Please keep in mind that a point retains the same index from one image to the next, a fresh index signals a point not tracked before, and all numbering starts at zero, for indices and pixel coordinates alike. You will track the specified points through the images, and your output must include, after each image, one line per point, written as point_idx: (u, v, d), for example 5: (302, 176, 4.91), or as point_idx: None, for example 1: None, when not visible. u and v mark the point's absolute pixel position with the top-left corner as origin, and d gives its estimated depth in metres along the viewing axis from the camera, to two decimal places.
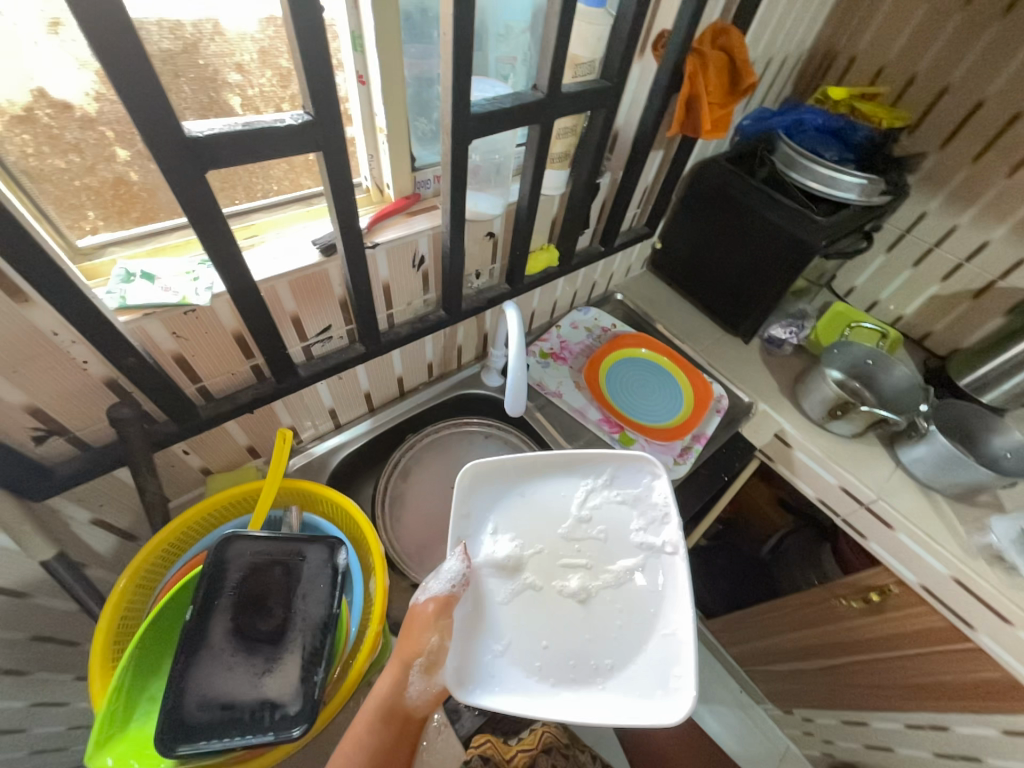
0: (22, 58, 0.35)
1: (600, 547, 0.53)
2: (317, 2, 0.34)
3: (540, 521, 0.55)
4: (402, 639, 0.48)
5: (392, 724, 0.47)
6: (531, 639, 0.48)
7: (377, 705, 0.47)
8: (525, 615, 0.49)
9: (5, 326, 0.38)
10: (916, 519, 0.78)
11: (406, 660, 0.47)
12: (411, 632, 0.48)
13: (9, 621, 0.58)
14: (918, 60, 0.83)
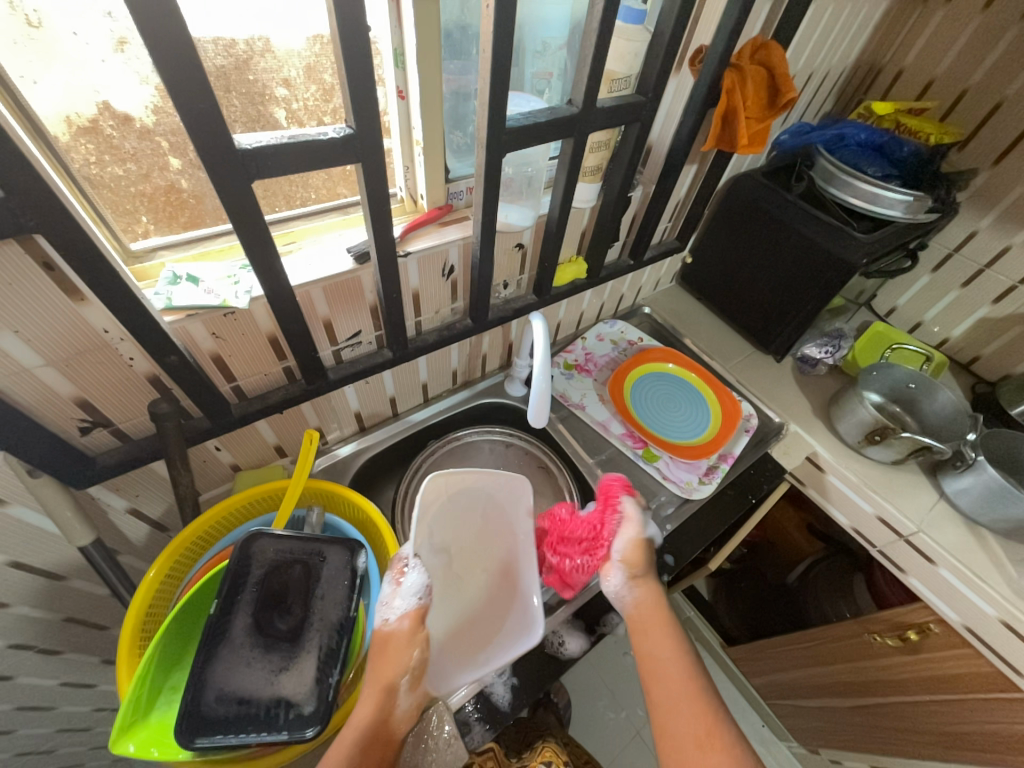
0: (91, 74, 0.38)
1: (497, 542, 0.63)
2: (364, 21, 0.35)
3: (459, 530, 0.61)
4: (379, 662, 0.48)
5: (373, 756, 0.43)
6: (453, 622, 0.58)
7: (355, 740, 0.43)
8: (445, 607, 0.58)
9: (61, 322, 0.40)
10: (961, 555, 0.73)
11: (390, 683, 0.47)
12: (389, 652, 0.48)
13: (47, 602, 0.61)
14: (970, 74, 0.80)
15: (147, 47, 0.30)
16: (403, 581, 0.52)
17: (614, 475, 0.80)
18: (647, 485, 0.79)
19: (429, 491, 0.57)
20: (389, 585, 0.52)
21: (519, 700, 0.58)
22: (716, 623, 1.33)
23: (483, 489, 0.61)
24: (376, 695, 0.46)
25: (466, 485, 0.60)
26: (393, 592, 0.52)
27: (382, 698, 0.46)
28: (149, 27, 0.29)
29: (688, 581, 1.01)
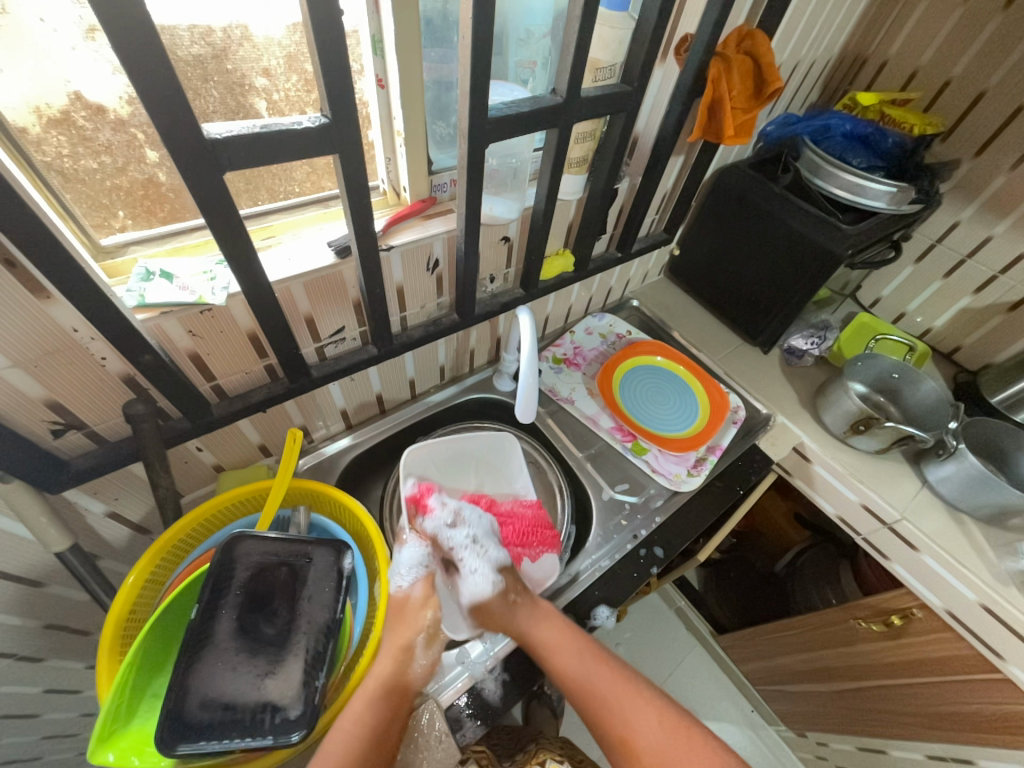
0: (60, 63, 0.36)
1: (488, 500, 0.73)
2: (337, 5, 0.34)
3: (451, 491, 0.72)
4: (396, 626, 0.54)
5: (391, 703, 0.49)
6: None
7: (376, 686, 0.49)
8: None
9: (26, 321, 0.38)
10: (942, 542, 0.75)
11: (405, 643, 0.53)
12: (403, 618, 0.55)
13: (24, 609, 0.59)
14: (953, 65, 0.81)
15: (106, 31, 0.28)
16: (403, 553, 0.60)
17: (603, 468, 0.80)
18: (637, 479, 0.79)
19: (410, 459, 0.68)
20: (394, 561, 0.60)
21: (510, 696, 0.58)
22: (706, 612, 1.35)
23: (465, 453, 0.73)
24: (393, 654, 0.52)
25: (445, 448, 0.71)
26: (400, 562, 0.60)
27: (398, 657, 0.52)
28: (108, 11, 0.27)
29: (677, 572, 1.01)
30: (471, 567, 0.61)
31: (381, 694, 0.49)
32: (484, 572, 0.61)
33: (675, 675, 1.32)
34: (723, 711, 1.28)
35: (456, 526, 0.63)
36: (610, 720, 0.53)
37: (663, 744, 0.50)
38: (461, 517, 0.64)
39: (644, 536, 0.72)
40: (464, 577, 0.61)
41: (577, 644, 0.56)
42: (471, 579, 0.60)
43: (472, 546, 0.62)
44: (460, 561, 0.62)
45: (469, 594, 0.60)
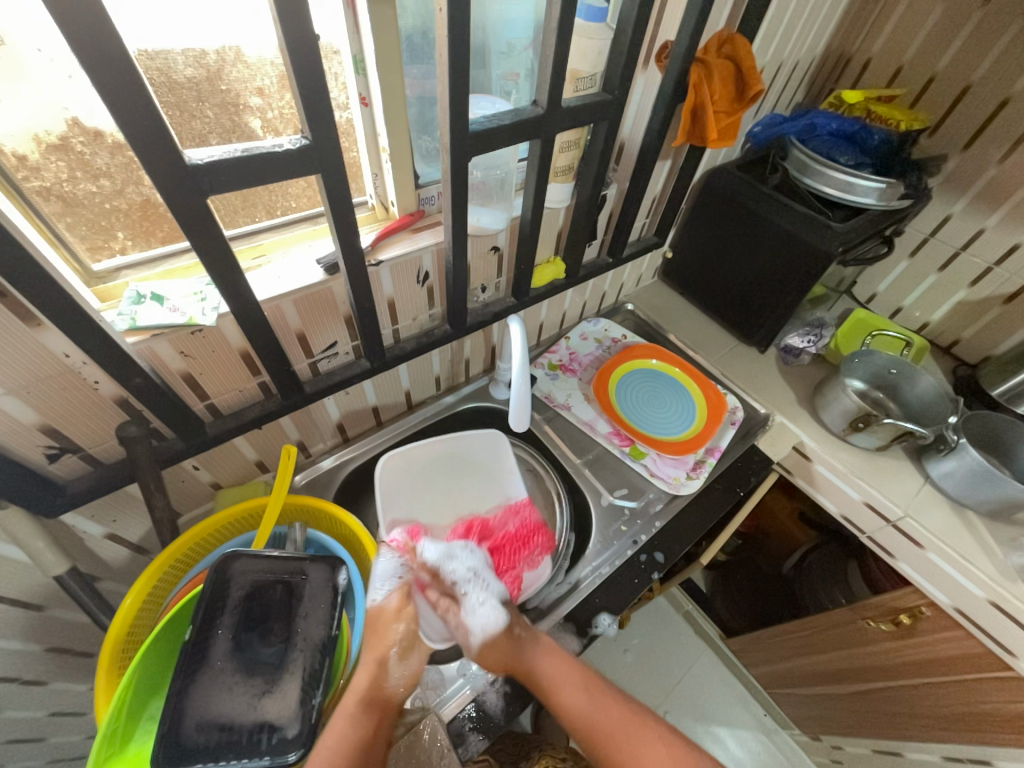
0: (56, 91, 0.37)
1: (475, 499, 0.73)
2: (314, 28, 0.34)
3: (442, 496, 0.72)
4: (372, 639, 0.51)
5: (371, 716, 0.46)
6: None
7: (354, 700, 0.47)
8: None
9: (18, 348, 0.39)
10: (946, 538, 0.74)
11: (381, 656, 0.49)
12: (379, 630, 0.51)
13: (26, 633, 0.59)
14: (937, 60, 0.81)
15: (86, 63, 0.29)
16: (383, 567, 0.55)
17: (602, 474, 0.80)
18: (635, 483, 0.78)
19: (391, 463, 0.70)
20: (374, 572, 0.55)
21: (512, 707, 0.56)
22: (715, 615, 1.34)
23: (457, 457, 0.74)
24: (370, 667, 0.48)
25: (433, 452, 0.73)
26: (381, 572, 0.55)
27: (376, 671, 0.48)
28: (88, 45, 0.28)
29: (682, 576, 1.00)
30: (474, 603, 0.53)
31: (359, 706, 0.46)
32: (493, 602, 0.53)
33: (686, 681, 1.31)
34: (736, 717, 1.26)
35: (454, 559, 0.56)
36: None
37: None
38: (452, 551, 0.57)
39: (644, 541, 0.72)
40: (470, 614, 0.52)
41: (589, 682, 0.53)
42: (475, 611, 0.52)
43: (473, 579, 0.55)
44: (463, 597, 0.53)
45: (479, 630, 0.51)
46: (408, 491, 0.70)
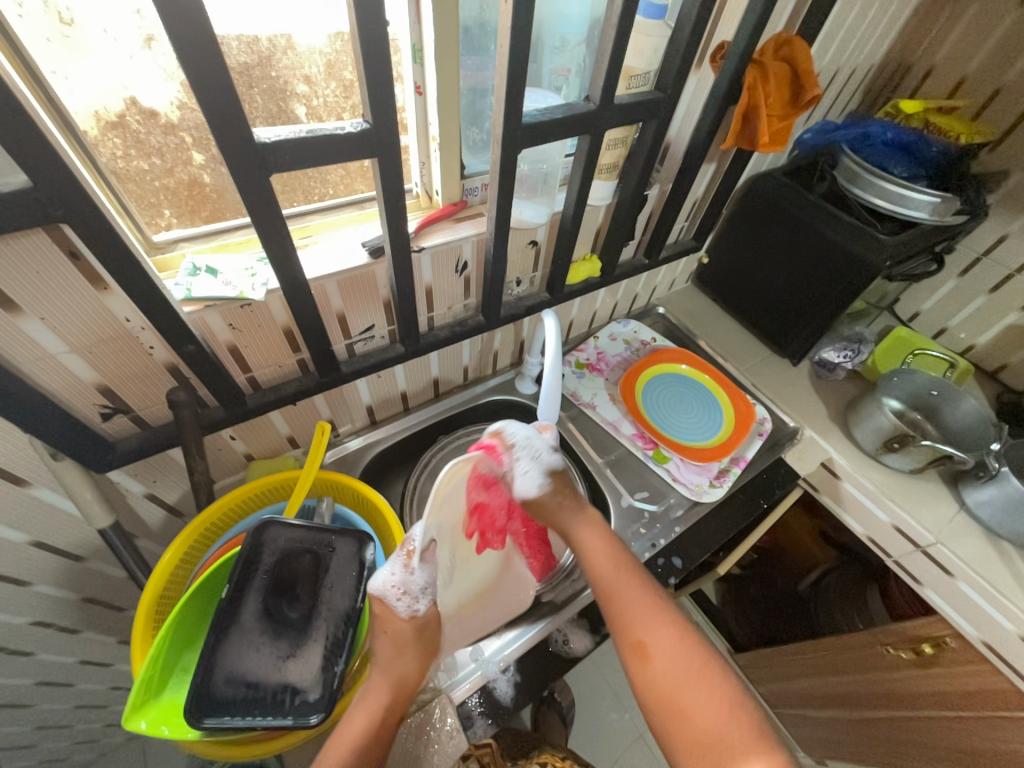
0: (119, 70, 0.38)
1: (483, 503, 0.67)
2: (385, 15, 0.35)
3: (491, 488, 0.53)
4: (390, 657, 0.49)
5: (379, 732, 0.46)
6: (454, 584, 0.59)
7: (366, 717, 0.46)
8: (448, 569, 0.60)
9: (86, 309, 0.41)
10: (980, 569, 0.71)
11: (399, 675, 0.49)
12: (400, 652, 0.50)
13: (66, 582, 0.63)
14: (1003, 74, 0.78)
15: (175, 41, 0.30)
16: (414, 583, 0.48)
17: (623, 475, 0.79)
18: (657, 487, 0.78)
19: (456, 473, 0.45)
20: (399, 582, 0.48)
21: (521, 697, 0.58)
22: (724, 628, 1.32)
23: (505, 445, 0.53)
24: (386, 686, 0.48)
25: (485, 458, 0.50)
26: (405, 582, 0.48)
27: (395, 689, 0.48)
28: (175, 22, 0.30)
29: (695, 585, 0.99)
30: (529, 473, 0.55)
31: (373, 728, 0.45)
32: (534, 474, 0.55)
33: None
34: None
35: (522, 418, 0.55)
36: (626, 624, 0.50)
37: (677, 660, 0.46)
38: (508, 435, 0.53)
39: (662, 545, 0.71)
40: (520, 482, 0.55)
41: (618, 555, 0.55)
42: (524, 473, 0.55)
43: (528, 448, 0.55)
44: (515, 461, 0.54)
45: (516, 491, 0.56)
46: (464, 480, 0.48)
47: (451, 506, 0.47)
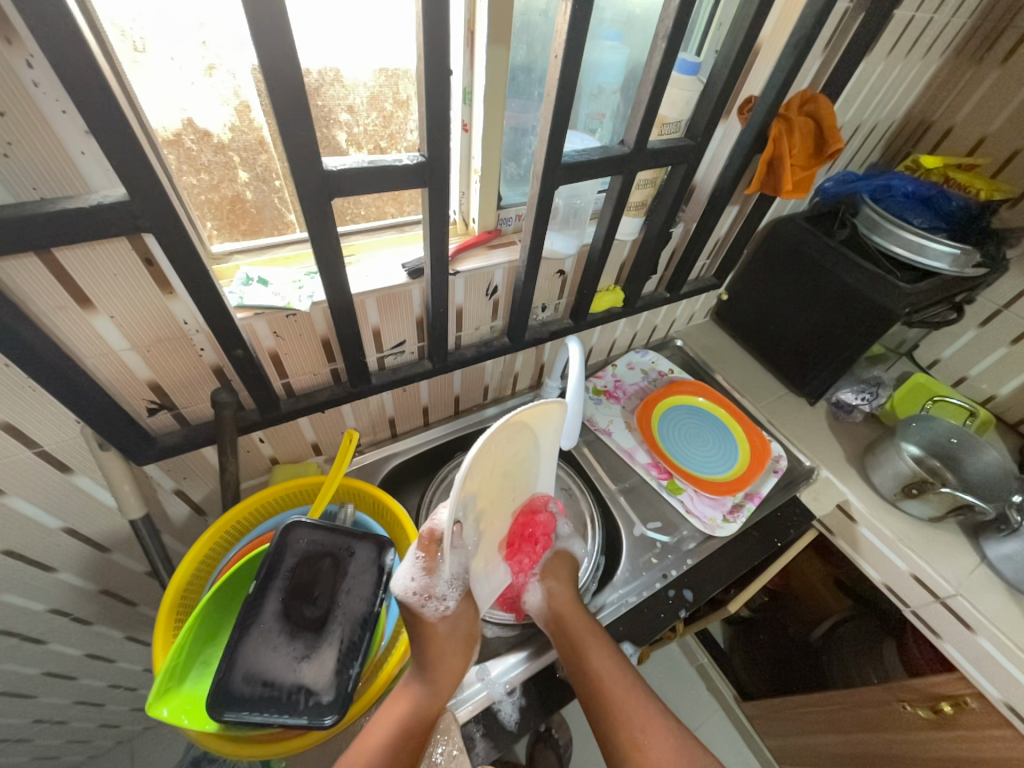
0: (181, 95, 0.43)
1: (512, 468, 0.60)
2: (446, 64, 0.39)
3: (507, 459, 0.52)
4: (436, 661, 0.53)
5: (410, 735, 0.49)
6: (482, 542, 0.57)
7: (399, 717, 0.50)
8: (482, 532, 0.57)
9: (151, 311, 0.45)
10: (1003, 625, 0.69)
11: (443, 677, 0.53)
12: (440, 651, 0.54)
13: (87, 572, 0.64)
14: (1023, 135, 0.81)
15: (267, 80, 0.34)
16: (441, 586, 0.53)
17: (636, 503, 0.80)
18: (670, 519, 0.78)
19: (482, 449, 0.45)
20: (427, 586, 0.52)
21: (526, 721, 0.56)
22: (731, 674, 1.27)
23: (522, 414, 0.49)
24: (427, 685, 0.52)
25: (504, 429, 0.48)
26: (429, 583, 0.53)
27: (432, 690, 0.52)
28: (269, 64, 0.34)
29: (703, 623, 0.97)
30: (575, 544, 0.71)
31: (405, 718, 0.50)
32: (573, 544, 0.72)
33: None
34: None
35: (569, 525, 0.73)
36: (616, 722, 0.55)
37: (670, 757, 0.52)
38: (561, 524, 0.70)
39: (674, 577, 0.71)
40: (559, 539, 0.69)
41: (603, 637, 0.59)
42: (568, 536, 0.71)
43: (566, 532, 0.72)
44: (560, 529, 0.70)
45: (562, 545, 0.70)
46: (484, 457, 0.47)
47: (471, 486, 0.47)
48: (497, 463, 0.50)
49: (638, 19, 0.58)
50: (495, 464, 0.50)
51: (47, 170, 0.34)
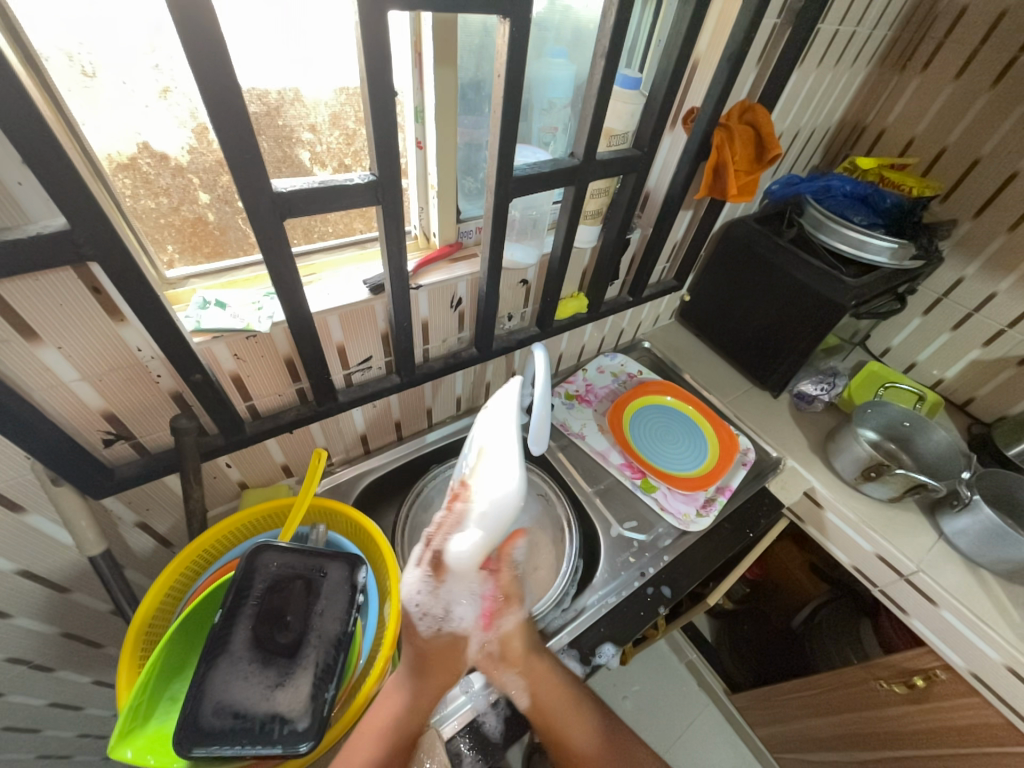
0: (134, 119, 0.42)
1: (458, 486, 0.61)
2: (391, 84, 0.40)
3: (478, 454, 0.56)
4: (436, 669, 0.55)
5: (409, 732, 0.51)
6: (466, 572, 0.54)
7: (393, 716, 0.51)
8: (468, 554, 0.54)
9: (103, 340, 0.44)
10: (962, 597, 0.72)
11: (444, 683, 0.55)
12: (445, 660, 0.55)
13: (47, 615, 0.61)
14: (947, 135, 0.87)
15: (210, 107, 0.35)
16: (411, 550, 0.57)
17: (612, 504, 0.81)
18: (645, 517, 0.79)
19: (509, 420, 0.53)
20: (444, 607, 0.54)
21: (512, 730, 0.56)
22: (720, 667, 1.29)
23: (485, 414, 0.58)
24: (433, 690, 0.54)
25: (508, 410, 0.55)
26: (433, 604, 0.54)
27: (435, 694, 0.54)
28: (211, 91, 0.34)
29: (686, 618, 0.98)
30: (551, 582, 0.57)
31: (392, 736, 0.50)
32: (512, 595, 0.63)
33: (687, 737, 1.23)
34: None
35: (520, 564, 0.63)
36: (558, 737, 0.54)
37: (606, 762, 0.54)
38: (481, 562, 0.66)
39: (651, 574, 0.72)
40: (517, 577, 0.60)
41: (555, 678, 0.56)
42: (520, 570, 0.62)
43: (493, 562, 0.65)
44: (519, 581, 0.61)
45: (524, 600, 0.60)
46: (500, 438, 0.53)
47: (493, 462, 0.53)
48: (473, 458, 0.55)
49: (584, 37, 0.61)
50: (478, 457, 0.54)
51: None
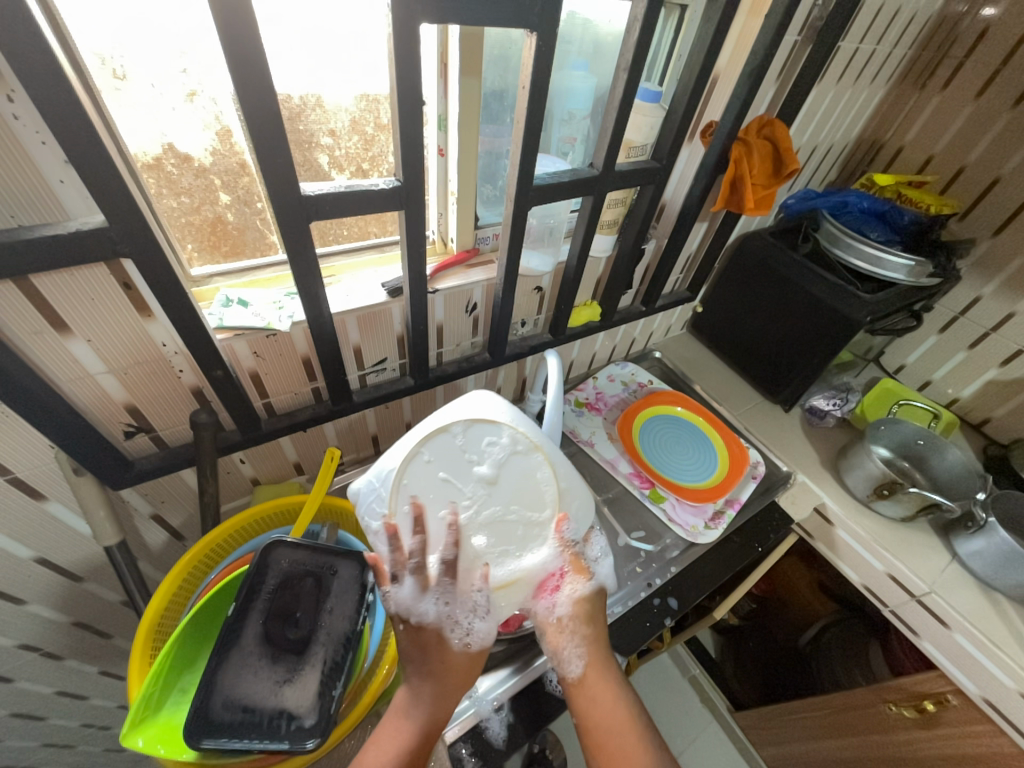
0: (162, 121, 0.44)
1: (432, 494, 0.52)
2: (419, 94, 0.41)
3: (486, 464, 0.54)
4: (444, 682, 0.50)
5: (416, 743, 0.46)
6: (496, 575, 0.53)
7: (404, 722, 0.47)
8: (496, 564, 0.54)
9: (130, 334, 0.45)
10: (977, 621, 0.71)
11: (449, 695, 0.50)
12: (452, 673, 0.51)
13: (60, 602, 0.62)
14: (966, 153, 0.86)
15: (244, 112, 0.36)
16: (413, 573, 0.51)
17: (620, 513, 0.80)
18: (653, 528, 0.79)
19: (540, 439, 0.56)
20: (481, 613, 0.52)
21: (515, 738, 0.56)
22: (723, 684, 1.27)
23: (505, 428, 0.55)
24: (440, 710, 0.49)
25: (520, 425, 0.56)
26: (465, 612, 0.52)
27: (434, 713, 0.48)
28: (246, 97, 0.35)
29: (691, 632, 0.97)
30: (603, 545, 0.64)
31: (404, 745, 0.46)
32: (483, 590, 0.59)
33: (689, 754, 1.21)
34: None
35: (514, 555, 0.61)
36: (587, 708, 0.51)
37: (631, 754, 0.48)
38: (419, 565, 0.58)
39: (658, 585, 0.72)
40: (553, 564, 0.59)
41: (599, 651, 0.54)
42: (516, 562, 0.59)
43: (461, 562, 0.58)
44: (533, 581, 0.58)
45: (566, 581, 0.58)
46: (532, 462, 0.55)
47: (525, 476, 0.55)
48: (512, 481, 0.54)
49: (603, 49, 0.61)
50: (537, 479, 0.55)
51: (24, 197, 0.34)
